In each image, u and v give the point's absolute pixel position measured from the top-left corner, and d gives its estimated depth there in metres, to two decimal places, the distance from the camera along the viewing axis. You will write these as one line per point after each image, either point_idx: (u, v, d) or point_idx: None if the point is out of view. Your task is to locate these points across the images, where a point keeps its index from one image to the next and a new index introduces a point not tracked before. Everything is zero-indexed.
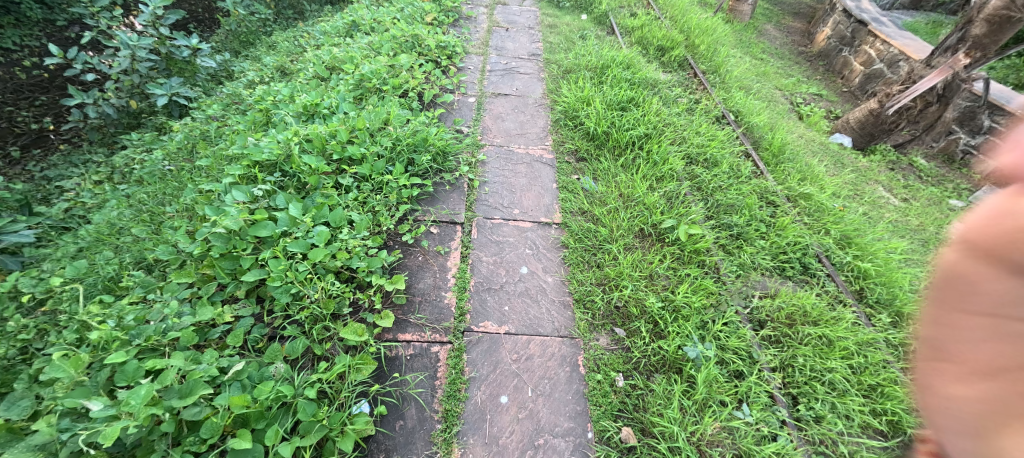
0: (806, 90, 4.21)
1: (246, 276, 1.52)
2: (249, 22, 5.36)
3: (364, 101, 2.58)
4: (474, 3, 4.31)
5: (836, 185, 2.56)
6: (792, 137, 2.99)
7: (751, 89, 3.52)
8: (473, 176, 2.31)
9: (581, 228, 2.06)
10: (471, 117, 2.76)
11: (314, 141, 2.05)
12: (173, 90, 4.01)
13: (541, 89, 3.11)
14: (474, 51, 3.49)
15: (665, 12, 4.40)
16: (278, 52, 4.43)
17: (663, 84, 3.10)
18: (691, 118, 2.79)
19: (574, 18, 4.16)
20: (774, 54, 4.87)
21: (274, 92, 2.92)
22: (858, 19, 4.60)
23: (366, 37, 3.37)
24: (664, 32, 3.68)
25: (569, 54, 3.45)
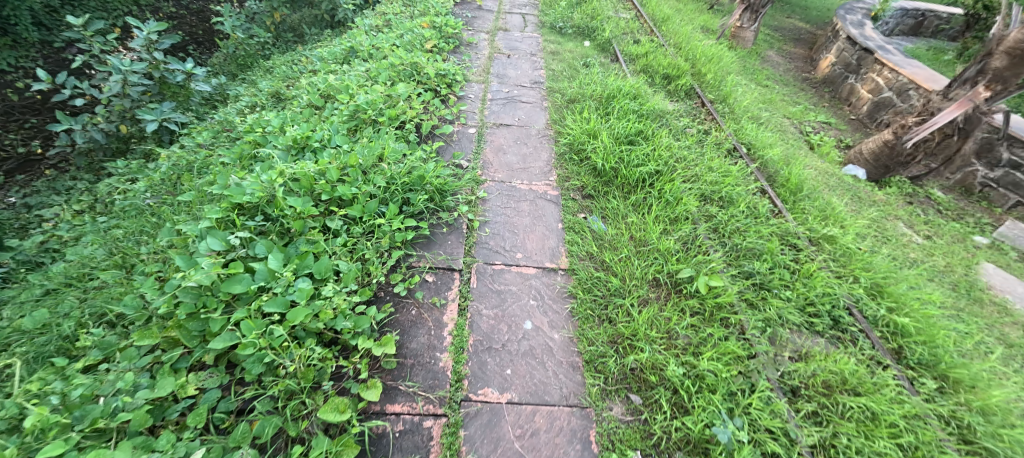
0: (814, 119, 4.12)
1: (213, 343, 1.33)
2: (247, 46, 5.35)
3: (358, 133, 2.45)
4: (474, 29, 4.24)
5: (857, 224, 2.42)
6: (807, 171, 2.86)
7: (760, 119, 3.41)
8: (473, 215, 2.15)
9: (590, 276, 1.89)
10: (471, 150, 2.63)
11: (303, 181, 1.90)
12: (165, 116, 3.88)
13: (543, 119, 2.99)
14: (475, 79, 3.38)
15: (669, 39, 4.34)
16: (274, 77, 4.34)
17: (670, 115, 2.99)
18: (702, 152, 2.66)
19: (576, 45, 4.08)
20: (779, 80, 4.81)
21: (264, 121, 2.79)
22: (863, 46, 4.55)
23: (363, 64, 3.27)
24: (669, 60, 3.60)
25: (572, 83, 3.35)
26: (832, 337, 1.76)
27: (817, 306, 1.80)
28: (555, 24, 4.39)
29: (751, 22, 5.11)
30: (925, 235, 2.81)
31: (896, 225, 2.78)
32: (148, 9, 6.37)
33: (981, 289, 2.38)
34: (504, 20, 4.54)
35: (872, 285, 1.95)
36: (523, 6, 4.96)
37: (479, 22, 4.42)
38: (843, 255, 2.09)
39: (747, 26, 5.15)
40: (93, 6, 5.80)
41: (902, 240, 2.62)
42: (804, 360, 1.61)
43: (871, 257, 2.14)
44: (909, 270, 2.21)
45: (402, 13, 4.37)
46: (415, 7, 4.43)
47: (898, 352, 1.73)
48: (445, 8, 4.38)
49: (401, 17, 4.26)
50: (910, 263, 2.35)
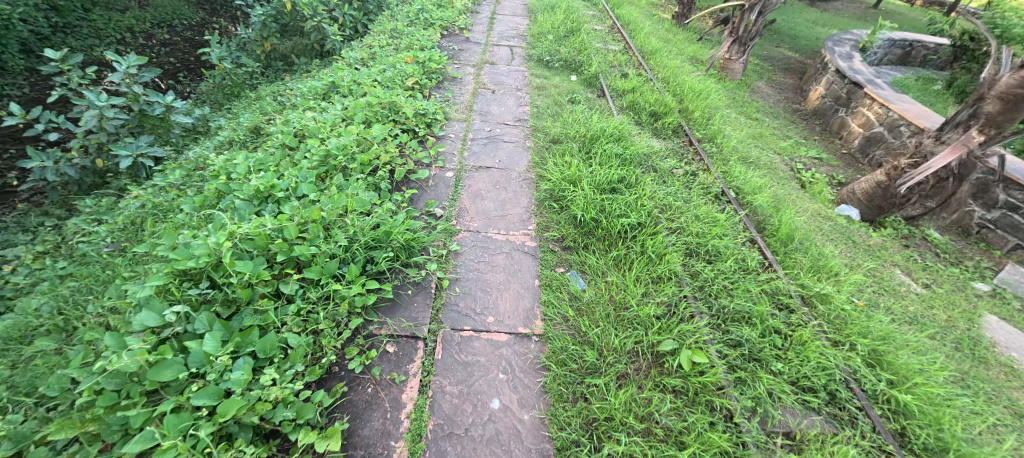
0: (804, 154, 4.05)
1: (127, 445, 1.14)
2: (234, 76, 5.32)
3: (327, 180, 2.34)
4: (460, 63, 4.19)
5: (851, 277, 2.29)
6: (799, 216, 2.76)
7: (750, 158, 3.32)
8: (443, 273, 2.02)
9: (566, 344, 1.74)
10: (447, 196, 2.51)
11: (257, 240, 1.77)
12: (141, 151, 3.77)
13: (525, 160, 2.89)
14: (457, 117, 3.30)
15: (657, 73, 4.30)
16: (256, 111, 4.27)
17: (656, 157, 2.90)
18: (688, 198, 2.55)
19: (563, 79, 4.02)
20: (769, 113, 4.77)
21: (234, 163, 2.68)
22: (852, 80, 4.53)
23: (341, 103, 3.19)
24: (656, 97, 3.54)
25: (556, 122, 3.28)
26: (829, 415, 1.60)
27: (812, 380, 1.65)
28: (542, 58, 4.35)
29: (739, 54, 5.11)
30: (924, 283, 2.69)
31: (893, 273, 2.66)
32: (141, 37, 6.40)
33: (986, 348, 2.22)
34: (491, 53, 4.51)
35: (871, 352, 1.81)
36: (512, 38, 4.94)
37: (466, 55, 4.38)
38: (837, 317, 1.95)
39: (736, 58, 5.14)
40: (87, 33, 5.85)
41: (901, 291, 2.49)
42: (799, 449, 1.46)
43: (867, 317, 2.01)
44: (908, 331, 2.08)
45: (388, 46, 4.33)
46: (401, 40, 4.40)
47: (901, 433, 1.59)
48: (431, 41, 4.35)
49: (387, 50, 4.22)
50: (908, 320, 2.22)
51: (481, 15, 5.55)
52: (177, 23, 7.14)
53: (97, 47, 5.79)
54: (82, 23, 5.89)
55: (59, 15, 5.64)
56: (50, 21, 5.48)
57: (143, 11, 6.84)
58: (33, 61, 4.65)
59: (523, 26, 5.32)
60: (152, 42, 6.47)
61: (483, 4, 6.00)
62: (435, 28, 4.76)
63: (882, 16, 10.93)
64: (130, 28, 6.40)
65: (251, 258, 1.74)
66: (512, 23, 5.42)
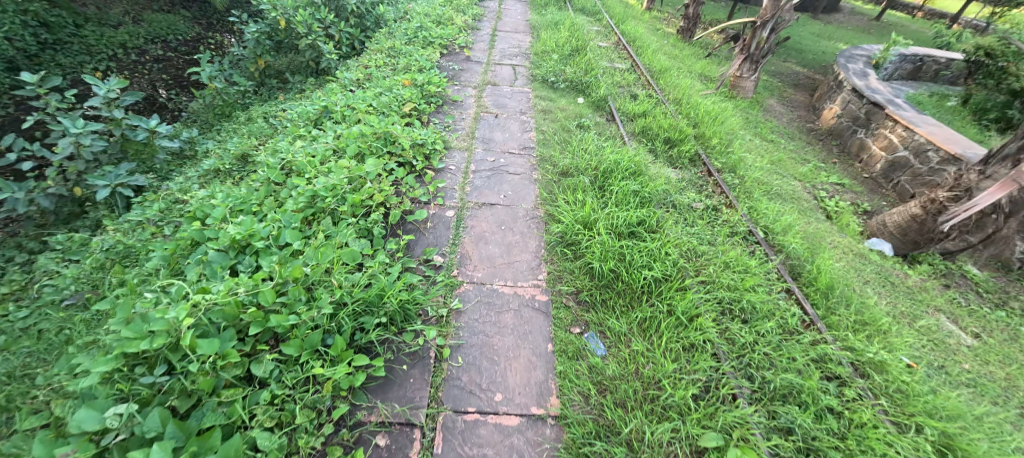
0: (826, 180, 3.81)
1: None
2: (227, 95, 5.15)
3: (314, 226, 2.10)
4: (460, 84, 3.98)
5: (900, 334, 2.05)
6: (833, 256, 2.52)
7: (773, 188, 3.10)
8: (444, 338, 1.77)
9: (588, 433, 1.47)
10: (447, 241, 2.27)
11: (227, 309, 1.51)
12: (121, 180, 3.53)
13: (532, 195, 2.65)
14: (457, 145, 3.05)
15: (668, 94, 4.09)
16: (246, 136, 4.04)
17: (675, 191, 2.66)
18: (715, 240, 2.31)
19: (570, 101, 3.79)
20: (783, 134, 4.55)
21: (212, 201, 2.42)
22: (871, 100, 4.32)
23: (334, 131, 2.95)
24: (670, 122, 3.31)
25: (565, 151, 3.05)
26: None
27: None
28: (546, 78, 4.14)
29: (750, 72, 4.91)
30: (973, 332, 2.43)
31: (939, 321, 2.42)
32: (134, 53, 6.23)
33: None
34: (493, 73, 4.30)
35: (943, 437, 1.55)
36: (514, 57, 4.74)
37: (466, 75, 4.17)
38: (895, 390, 1.71)
39: (747, 76, 4.93)
40: (77, 50, 5.67)
41: (952, 345, 2.24)
42: None
43: (928, 387, 1.76)
44: (972, 401, 1.82)
45: (384, 66, 4.12)
46: (398, 60, 4.18)
47: None
48: (430, 61, 4.13)
49: (383, 70, 4.00)
50: (968, 384, 1.97)
51: (482, 32, 5.36)
52: (172, 38, 6.98)
53: (87, 64, 5.61)
54: (73, 40, 5.72)
55: (48, 32, 5.47)
56: (38, 38, 5.31)
57: (137, 27, 6.68)
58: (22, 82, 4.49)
59: (525, 44, 5.14)
60: (145, 58, 6.30)
61: (483, 20, 5.83)
62: (434, 46, 4.55)
63: (885, 29, 10.85)
64: (122, 44, 6.22)
65: (219, 333, 1.49)
66: (514, 40, 5.24)
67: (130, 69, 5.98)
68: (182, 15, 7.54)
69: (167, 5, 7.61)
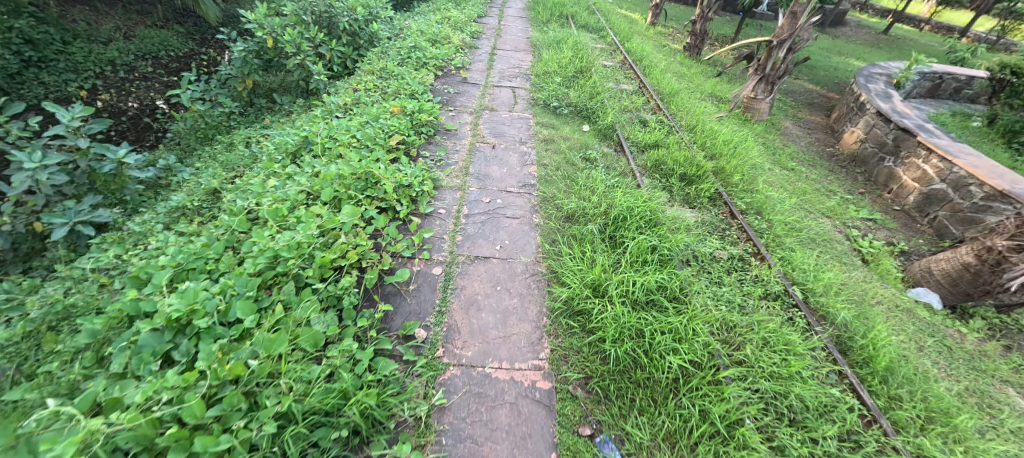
0: (856, 215, 3.46)
1: None
2: (210, 117, 4.86)
3: (274, 295, 1.77)
4: (455, 110, 3.67)
5: (978, 430, 1.69)
6: (882, 320, 2.17)
7: (804, 231, 2.76)
8: (422, 450, 1.41)
9: None
10: (432, 308, 1.92)
11: (137, 433, 1.16)
12: (81, 218, 3.19)
13: (532, 246, 2.31)
14: (448, 182, 2.73)
15: (681, 119, 3.78)
16: (223, 166, 3.73)
17: (696, 241, 2.32)
18: (747, 306, 1.97)
19: (574, 129, 3.47)
20: (804, 161, 4.22)
21: (163, 257, 2.10)
22: (899, 125, 3.99)
23: (311, 169, 2.63)
24: (687, 155, 2.99)
25: (570, 190, 2.72)
26: None
27: None
28: (549, 102, 3.83)
29: (765, 93, 4.59)
30: None
31: (1013, 398, 2.05)
32: (123, 70, 6.13)
33: None
34: (491, 96, 4.01)
35: None
36: (514, 78, 4.45)
37: (462, 100, 3.87)
38: None
39: (762, 98, 4.60)
40: (63, 67, 5.56)
41: None
42: None
43: None
44: None
45: (374, 90, 3.82)
46: (389, 83, 3.89)
47: None
48: (424, 85, 3.84)
49: (372, 95, 3.70)
50: None
51: (480, 51, 5.10)
52: (164, 54, 6.87)
53: (72, 82, 5.48)
54: (60, 56, 5.61)
55: (34, 48, 5.35)
56: (22, 56, 5.22)
57: (127, 43, 6.55)
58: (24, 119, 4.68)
59: (526, 64, 4.85)
60: (133, 75, 6.20)
61: (482, 38, 5.57)
62: (428, 68, 4.26)
63: (895, 43, 10.60)
64: (111, 61, 6.12)
65: None
66: (514, 59, 4.96)
67: (117, 87, 5.86)
68: (176, 31, 7.46)
69: (161, 21, 7.53)
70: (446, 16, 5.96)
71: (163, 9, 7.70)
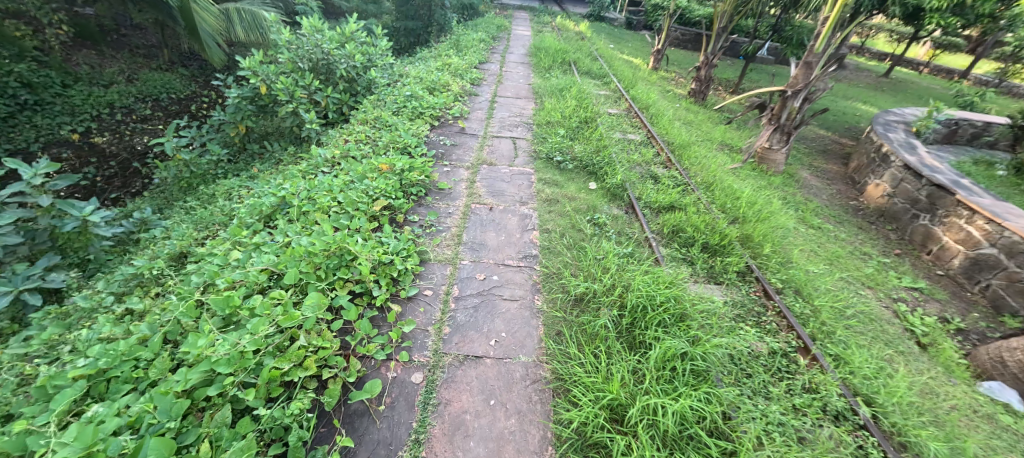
0: (898, 283, 3.08)
1: None
2: (197, 165, 4.64)
3: (203, 427, 1.35)
4: (450, 164, 3.40)
5: None
6: (969, 444, 1.73)
7: (851, 313, 2.36)
8: None
9: None
10: (406, 435, 1.50)
11: None
12: (31, 285, 2.77)
13: (532, 340, 1.92)
14: (438, 254, 2.38)
15: (695, 175, 3.49)
16: (198, 224, 3.43)
17: (731, 334, 1.93)
18: (804, 433, 1.56)
19: (580, 187, 3.17)
20: (829, 217, 3.90)
21: (85, 358, 1.71)
22: (932, 181, 3.67)
23: (282, 239, 2.29)
24: (708, 222, 2.66)
25: (577, 264, 2.35)
26: None
27: None
28: (551, 156, 3.56)
29: (780, 144, 4.34)
30: None
31: None
32: (120, 113, 6.16)
33: None
34: (489, 148, 3.76)
35: None
36: (515, 127, 4.23)
37: (458, 153, 3.62)
38: None
39: (777, 148, 4.35)
40: (60, 110, 5.64)
41: None
42: None
43: None
44: None
45: (364, 143, 3.57)
46: (381, 135, 3.65)
47: None
48: (417, 137, 3.59)
49: (363, 148, 3.45)
50: None
51: (480, 98, 4.95)
52: (165, 97, 6.90)
53: (66, 125, 5.52)
54: (57, 100, 5.71)
55: (31, 92, 5.49)
56: (18, 100, 5.35)
57: (129, 86, 6.62)
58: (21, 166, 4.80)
59: (528, 112, 4.66)
60: (130, 118, 6.20)
61: (482, 85, 5.45)
62: (424, 118, 4.05)
63: (898, 86, 10.57)
64: (110, 103, 6.19)
65: None
66: (514, 107, 4.78)
67: (111, 129, 5.86)
68: (179, 74, 7.54)
69: (166, 64, 7.63)
70: (446, 62, 5.87)
71: (169, 52, 7.79)
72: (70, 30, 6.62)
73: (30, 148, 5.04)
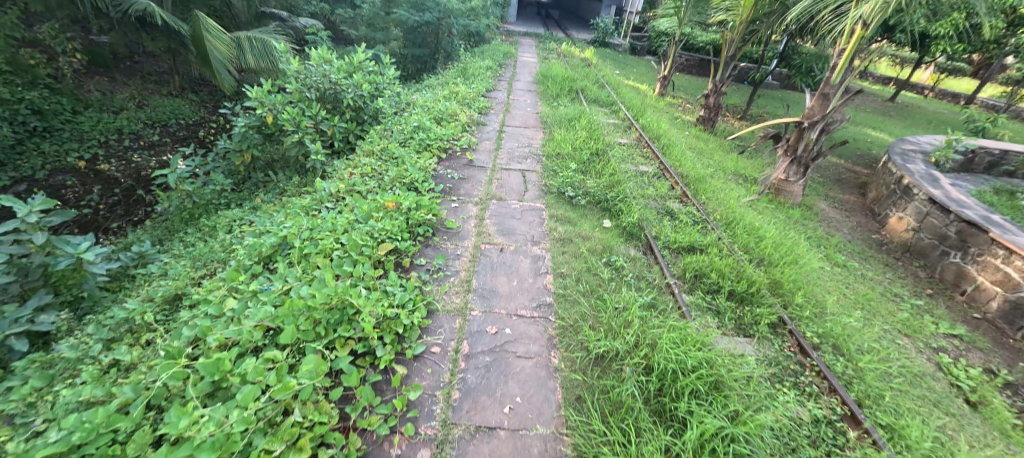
0: (936, 329, 2.88)
1: None
2: (201, 195, 4.56)
3: None
4: (459, 200, 3.29)
5: None
6: None
7: (894, 370, 2.17)
8: None
9: None
10: None
11: None
12: (18, 329, 2.55)
13: (550, 407, 1.73)
14: (446, 303, 2.22)
15: (712, 211, 3.36)
16: (197, 260, 3.30)
17: (771, 404, 1.74)
18: None
19: (594, 225, 3.03)
20: (854, 253, 3.73)
21: (57, 429, 1.53)
22: (962, 216, 3.50)
23: (280, 285, 2.14)
24: (733, 266, 2.50)
25: (595, 314, 2.19)
26: None
27: None
28: (563, 190, 3.45)
29: (797, 176, 4.22)
30: None
31: None
32: (128, 138, 6.15)
33: None
34: (499, 181, 3.65)
35: None
36: (524, 159, 4.14)
37: (467, 187, 3.51)
38: None
39: (794, 180, 4.23)
40: (69, 136, 5.64)
41: None
42: None
43: None
44: None
45: (370, 176, 3.48)
46: (388, 168, 3.56)
47: None
48: (425, 171, 3.50)
49: (369, 182, 3.35)
50: None
51: (488, 128, 4.90)
52: (173, 122, 6.93)
53: (73, 151, 5.49)
54: (66, 126, 5.73)
55: (41, 119, 5.51)
56: (28, 127, 5.36)
57: (138, 112, 6.66)
58: (24, 194, 4.71)
59: (536, 142, 4.58)
60: (138, 143, 6.19)
61: (490, 114, 5.41)
62: (431, 150, 3.97)
63: (905, 111, 10.52)
64: (118, 129, 6.20)
65: None
66: (523, 137, 4.71)
67: (118, 155, 5.82)
68: (189, 100, 7.60)
69: (177, 90, 7.71)
70: (454, 90, 5.86)
71: (180, 79, 7.90)
72: (84, 58, 6.71)
73: (35, 175, 4.99)
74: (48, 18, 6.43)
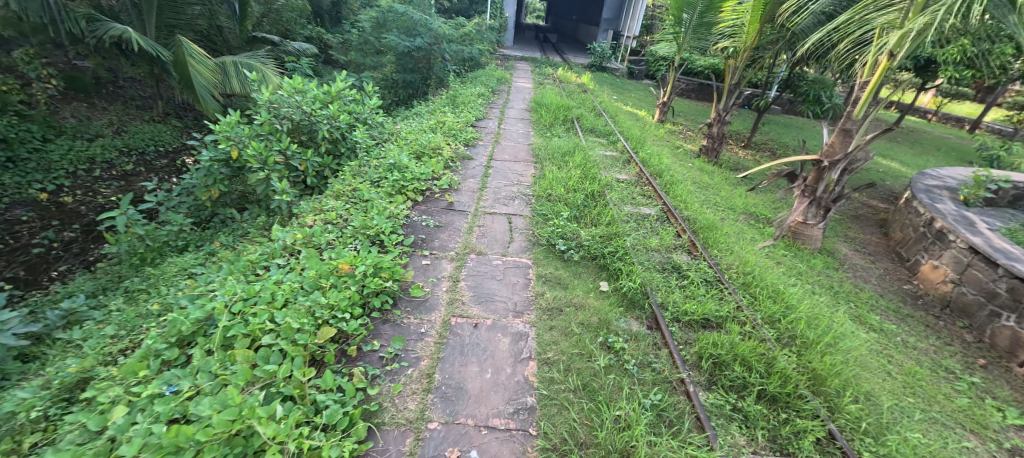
0: (1008, 419, 2.35)
1: None
2: (159, 236, 4.09)
3: None
4: (431, 255, 2.83)
5: None
6: None
7: None
8: None
9: None
10: None
11: None
12: None
13: None
14: (394, 412, 1.72)
15: (726, 267, 2.89)
16: (126, 325, 2.80)
17: None
18: None
19: (588, 289, 2.57)
20: (889, 311, 3.25)
21: None
22: (1013, 271, 3.02)
23: (178, 391, 1.64)
24: (759, 353, 2.04)
25: (588, 429, 1.70)
26: None
27: None
28: (553, 242, 3.00)
29: (817, 219, 3.79)
30: None
31: None
32: (99, 168, 5.71)
33: None
34: (480, 229, 3.21)
35: None
36: (511, 200, 3.70)
37: (443, 237, 3.07)
38: None
39: (813, 223, 3.80)
40: (35, 167, 5.21)
41: None
42: None
43: None
44: None
45: (333, 225, 3.03)
46: (354, 215, 3.12)
47: None
48: (394, 221, 3.05)
49: (330, 233, 2.89)
50: None
51: (474, 163, 4.51)
52: (150, 149, 6.53)
53: (36, 183, 5.05)
54: (32, 156, 5.32)
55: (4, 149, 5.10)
56: None
57: (114, 139, 6.28)
58: None
59: (526, 180, 4.16)
60: (110, 173, 5.75)
61: (477, 146, 5.03)
62: (406, 193, 3.54)
63: (912, 137, 10.19)
64: (91, 158, 5.78)
65: None
66: (511, 174, 4.29)
67: (85, 186, 5.35)
68: (169, 125, 7.25)
69: (159, 115, 7.35)
70: (440, 120, 5.50)
71: (163, 104, 7.58)
72: (60, 84, 6.39)
73: None
74: (21, 43, 6.10)
